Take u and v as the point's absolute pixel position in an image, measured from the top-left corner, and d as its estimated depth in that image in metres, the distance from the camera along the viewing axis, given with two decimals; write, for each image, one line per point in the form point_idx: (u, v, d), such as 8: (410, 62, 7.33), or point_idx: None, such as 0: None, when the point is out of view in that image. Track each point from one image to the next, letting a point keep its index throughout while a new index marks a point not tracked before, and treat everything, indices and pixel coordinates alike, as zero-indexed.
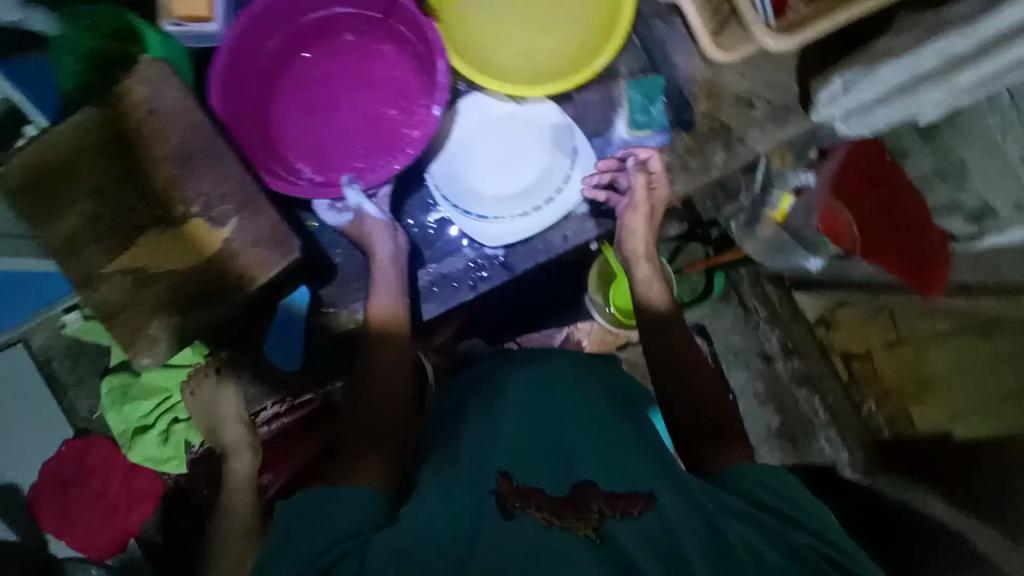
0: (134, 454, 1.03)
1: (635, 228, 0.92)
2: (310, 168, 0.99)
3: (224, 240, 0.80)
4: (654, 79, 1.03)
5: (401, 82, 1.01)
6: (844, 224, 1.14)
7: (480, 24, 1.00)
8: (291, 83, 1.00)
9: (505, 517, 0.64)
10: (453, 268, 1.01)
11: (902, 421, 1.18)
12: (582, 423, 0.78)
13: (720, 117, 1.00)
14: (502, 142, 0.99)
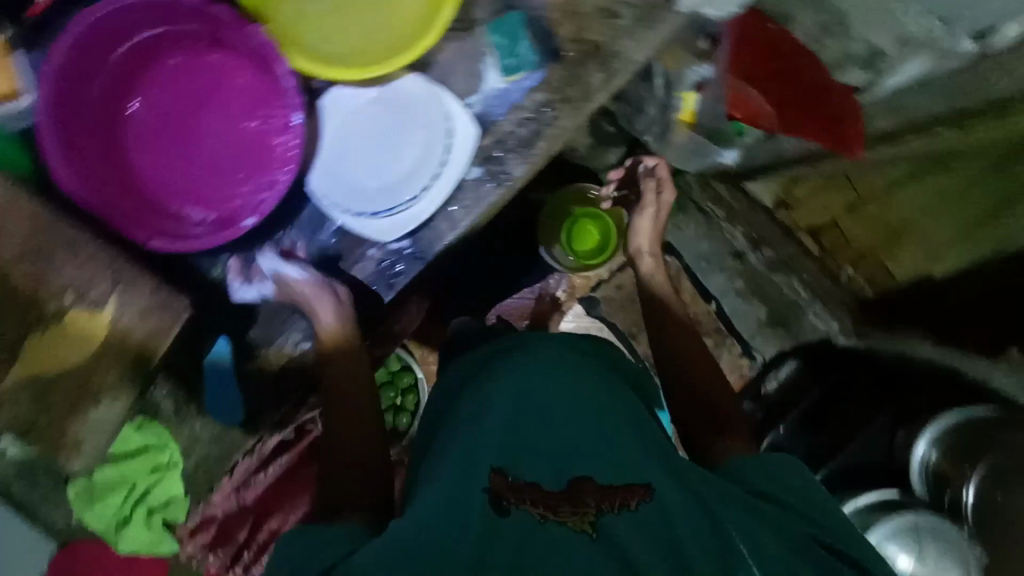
0: (125, 545, 1.21)
1: (646, 218, 1.25)
2: (195, 212, 0.95)
3: (110, 321, 0.82)
4: (510, 16, 0.96)
5: (248, 92, 0.95)
6: (757, 104, 1.08)
7: (310, 14, 0.94)
8: (137, 131, 0.94)
9: (500, 514, 0.67)
10: (367, 273, 0.98)
11: (880, 275, 1.59)
12: (575, 411, 0.81)
13: (588, 36, 0.95)
14: (373, 134, 0.94)
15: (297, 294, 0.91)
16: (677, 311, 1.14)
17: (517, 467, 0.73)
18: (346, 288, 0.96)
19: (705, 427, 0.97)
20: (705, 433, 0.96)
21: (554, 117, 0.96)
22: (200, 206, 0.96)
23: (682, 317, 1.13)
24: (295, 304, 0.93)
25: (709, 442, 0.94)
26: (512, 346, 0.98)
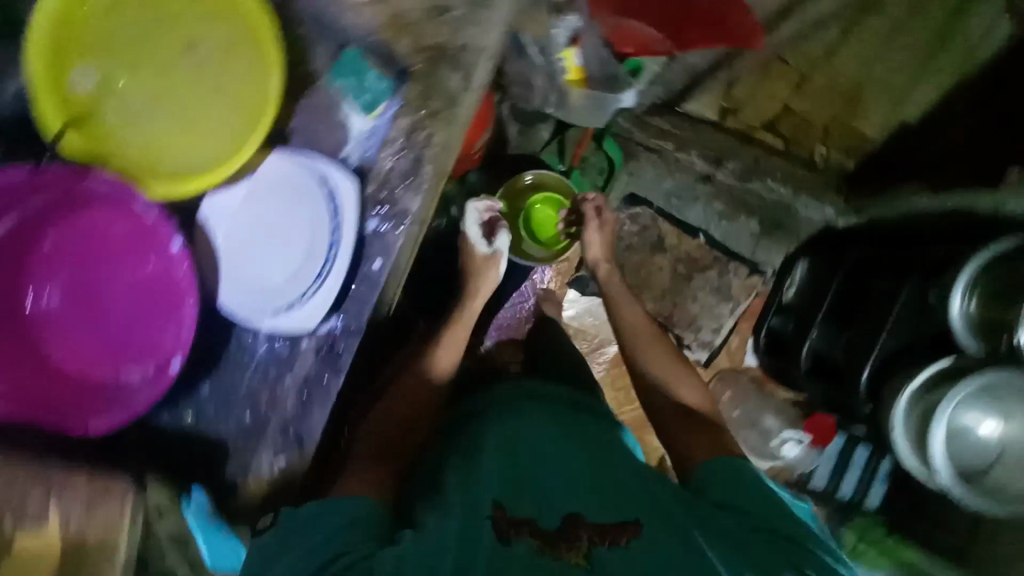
0: None
1: (590, 235, 1.38)
2: (134, 373, 0.91)
3: (60, 531, 0.83)
4: (347, 54, 0.91)
5: (128, 238, 0.89)
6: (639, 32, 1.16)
7: (153, 136, 0.88)
8: (46, 324, 0.91)
9: (502, 545, 0.79)
10: (309, 364, 0.94)
11: (853, 145, 1.58)
12: (570, 464, 0.94)
13: (426, 41, 0.88)
14: (262, 237, 0.91)
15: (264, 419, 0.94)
16: (634, 317, 1.29)
17: (516, 510, 0.85)
18: (294, 391, 0.94)
19: (682, 428, 1.09)
20: (676, 430, 1.09)
21: (428, 136, 0.91)
22: (136, 368, 0.92)
23: (642, 335, 1.27)
24: (253, 435, 0.95)
25: (685, 441, 1.05)
26: (495, 406, 1.09)
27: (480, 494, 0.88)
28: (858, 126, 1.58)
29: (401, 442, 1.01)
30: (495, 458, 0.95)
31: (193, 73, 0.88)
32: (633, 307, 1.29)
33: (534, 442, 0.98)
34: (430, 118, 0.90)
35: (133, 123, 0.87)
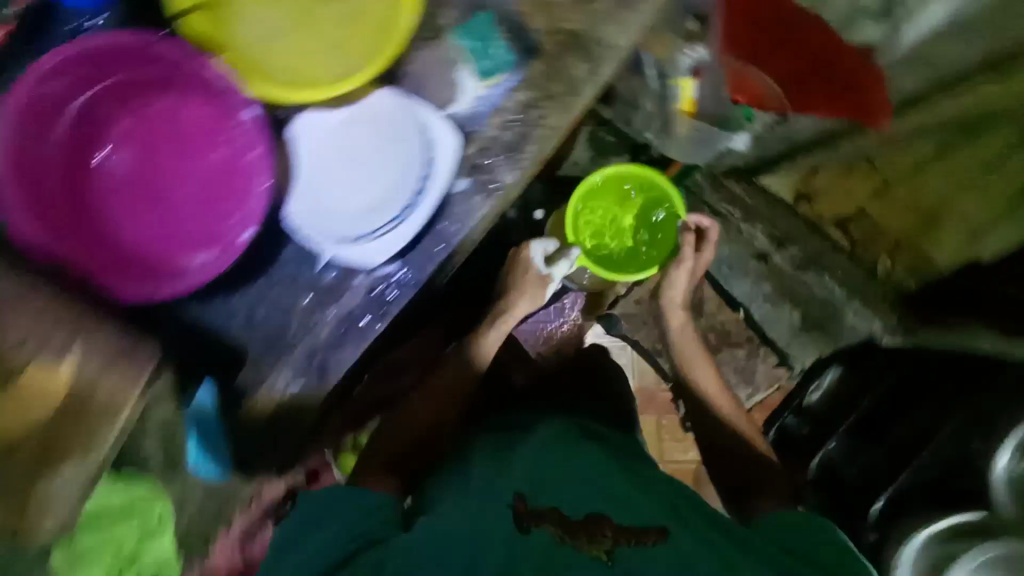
0: None
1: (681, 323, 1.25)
2: (195, 253, 0.89)
3: (69, 377, 0.80)
4: (481, 17, 0.90)
5: (196, 127, 0.88)
6: (759, 85, 1.20)
7: (265, 51, 0.86)
8: (94, 197, 0.88)
9: (522, 533, 0.76)
10: (354, 304, 0.94)
11: (920, 262, 1.28)
12: (592, 465, 0.89)
13: (564, 25, 0.90)
14: (333, 168, 0.90)
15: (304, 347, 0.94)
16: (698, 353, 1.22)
17: (540, 498, 0.82)
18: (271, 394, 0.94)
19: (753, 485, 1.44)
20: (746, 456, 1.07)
21: (542, 116, 0.92)
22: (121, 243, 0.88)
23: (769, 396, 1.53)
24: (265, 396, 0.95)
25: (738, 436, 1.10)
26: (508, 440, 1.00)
27: (509, 480, 0.85)
28: (925, 245, 1.26)
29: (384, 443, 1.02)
30: (495, 454, 0.95)
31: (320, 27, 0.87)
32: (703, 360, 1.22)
33: (570, 472, 0.88)
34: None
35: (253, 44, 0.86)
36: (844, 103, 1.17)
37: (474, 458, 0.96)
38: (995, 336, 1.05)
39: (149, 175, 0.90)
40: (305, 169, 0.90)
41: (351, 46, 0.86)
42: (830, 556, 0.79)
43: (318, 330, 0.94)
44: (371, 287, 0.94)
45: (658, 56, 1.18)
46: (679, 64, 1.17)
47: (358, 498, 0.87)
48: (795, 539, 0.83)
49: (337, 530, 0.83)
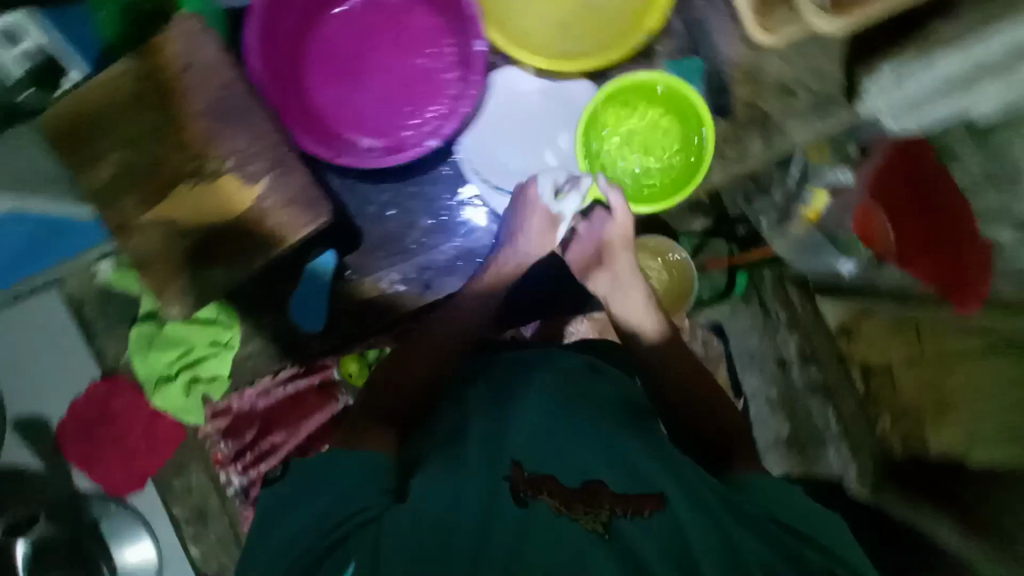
0: (158, 399, 1.03)
1: (642, 320, 0.85)
2: (366, 136, 0.97)
3: (255, 198, 0.80)
4: (692, 61, 1.00)
5: (412, 33, 0.97)
6: (879, 225, 1.02)
7: (516, 15, 0.96)
8: (313, 54, 0.96)
9: (520, 506, 0.57)
10: (478, 243, 1.03)
11: (916, 439, 1.00)
12: (574, 446, 0.65)
13: (760, 103, 0.98)
14: (509, 128, 0.99)
15: (418, 257, 1.03)
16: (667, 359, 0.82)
17: (540, 464, 0.62)
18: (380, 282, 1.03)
19: None
20: (720, 459, 0.73)
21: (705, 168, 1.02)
22: (317, 104, 0.96)
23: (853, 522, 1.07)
24: (364, 284, 1.03)
25: (703, 432, 0.76)
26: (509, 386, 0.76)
27: (507, 443, 0.65)
28: (928, 431, 0.98)
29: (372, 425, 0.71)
30: (494, 398, 0.75)
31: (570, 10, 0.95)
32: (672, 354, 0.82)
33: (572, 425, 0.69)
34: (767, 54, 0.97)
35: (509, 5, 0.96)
36: (934, 260, 0.97)
37: (470, 405, 0.74)
38: (954, 531, 0.88)
39: (358, 56, 0.97)
40: (490, 117, 0.99)
41: (591, 36, 0.96)
42: (772, 496, 0.65)
43: (435, 252, 1.04)
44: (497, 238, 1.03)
45: (809, 158, 1.03)
46: (826, 176, 1.02)
47: (357, 464, 0.64)
48: (756, 488, 0.66)
49: (337, 493, 0.62)
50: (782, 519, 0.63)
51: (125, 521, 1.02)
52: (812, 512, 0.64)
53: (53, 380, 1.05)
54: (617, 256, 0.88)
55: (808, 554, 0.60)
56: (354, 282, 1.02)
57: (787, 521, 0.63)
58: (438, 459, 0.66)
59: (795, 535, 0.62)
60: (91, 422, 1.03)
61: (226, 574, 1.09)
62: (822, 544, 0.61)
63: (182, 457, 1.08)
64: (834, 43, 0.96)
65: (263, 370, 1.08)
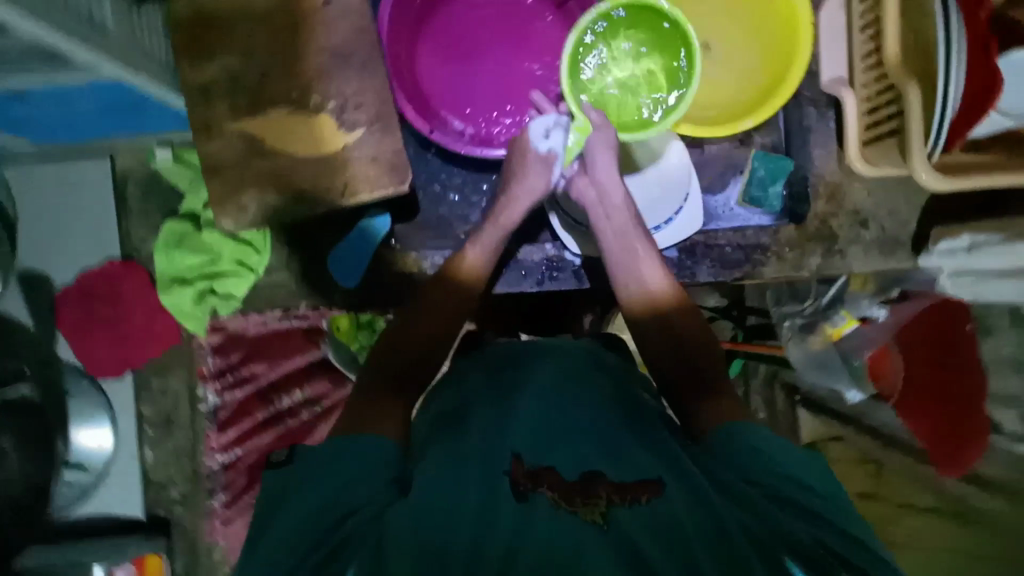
0: (167, 298, 1.01)
1: (642, 288, 0.74)
2: (458, 120, 0.95)
3: (344, 144, 0.80)
4: (784, 158, 0.99)
5: (535, 37, 0.96)
6: (894, 368, 0.96)
7: None
8: (436, 25, 0.94)
9: (519, 500, 0.52)
10: (528, 257, 0.99)
11: None
12: (569, 426, 0.60)
13: (831, 222, 1.02)
14: None
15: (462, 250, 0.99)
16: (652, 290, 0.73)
17: (541, 455, 0.57)
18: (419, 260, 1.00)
19: None
20: (686, 397, 0.68)
21: (762, 262, 1.03)
22: (424, 76, 0.94)
23: None
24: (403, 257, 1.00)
25: (692, 407, 0.67)
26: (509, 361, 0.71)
27: (507, 421, 0.60)
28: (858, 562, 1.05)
29: (383, 397, 0.64)
30: (490, 394, 0.66)
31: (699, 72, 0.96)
32: (657, 286, 0.74)
33: (567, 408, 0.62)
34: (853, 179, 1.01)
35: None
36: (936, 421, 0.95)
37: (471, 383, 0.69)
38: None
39: (479, 45, 0.95)
40: None
41: (710, 105, 0.95)
42: (766, 464, 0.57)
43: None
44: (546, 257, 0.99)
45: (850, 283, 1.04)
46: (861, 307, 1.00)
47: (370, 453, 0.58)
48: (742, 456, 0.58)
49: (329, 479, 0.56)
50: (769, 485, 0.56)
51: (90, 404, 1.02)
52: (807, 473, 0.57)
53: (72, 243, 1.04)
54: (611, 196, 0.78)
55: (808, 531, 0.53)
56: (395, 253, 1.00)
57: (776, 490, 0.56)
58: (438, 448, 0.60)
59: (791, 510, 0.55)
60: (95, 296, 1.02)
61: (170, 487, 1.07)
62: (816, 513, 0.54)
63: (169, 360, 1.06)
64: (917, 192, 1.01)
65: (275, 303, 1.05)
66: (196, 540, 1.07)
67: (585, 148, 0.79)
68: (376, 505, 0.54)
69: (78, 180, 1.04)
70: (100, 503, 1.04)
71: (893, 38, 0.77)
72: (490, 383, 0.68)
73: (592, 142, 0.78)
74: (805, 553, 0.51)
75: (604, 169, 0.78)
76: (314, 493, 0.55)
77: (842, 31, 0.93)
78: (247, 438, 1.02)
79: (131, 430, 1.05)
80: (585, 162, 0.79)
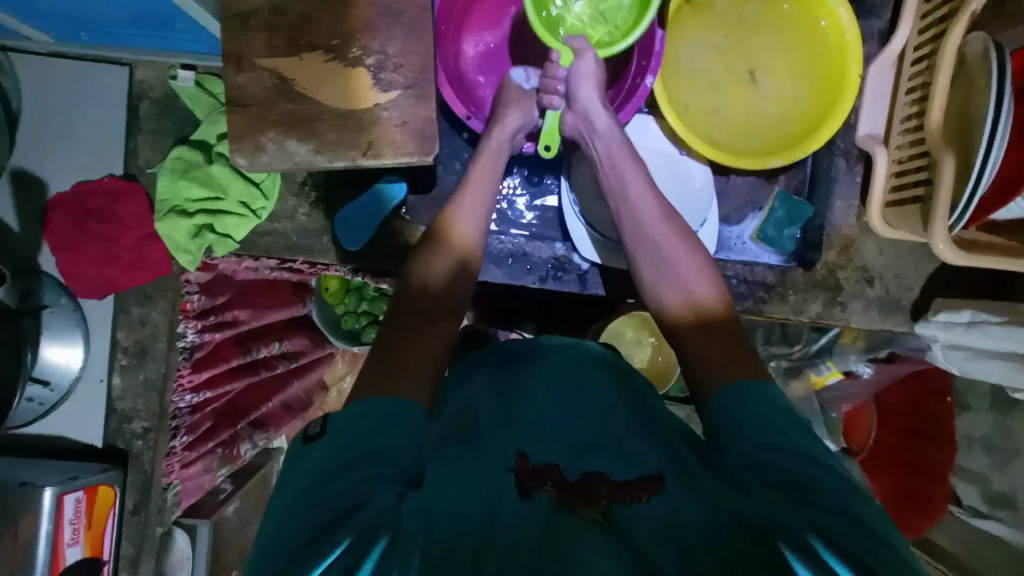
0: (162, 226, 0.97)
1: (691, 268, 0.70)
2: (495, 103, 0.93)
3: (376, 103, 0.78)
4: (804, 205, 1.00)
5: None
6: (865, 425, 1.09)
7: (690, 81, 0.95)
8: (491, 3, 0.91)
9: (521, 497, 0.52)
10: (536, 253, 0.98)
11: None
12: (572, 420, 0.61)
13: (839, 274, 1.02)
14: None
15: None
16: (650, 215, 0.73)
17: (545, 452, 0.57)
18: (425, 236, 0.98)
19: None
20: (687, 339, 0.65)
21: (765, 302, 1.02)
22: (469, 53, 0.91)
23: None
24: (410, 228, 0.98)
25: (690, 353, 0.65)
26: (513, 361, 0.72)
27: (514, 422, 0.61)
28: None
29: (409, 350, 0.62)
30: (497, 392, 0.67)
31: (743, 104, 0.95)
32: (646, 204, 0.74)
33: (566, 406, 0.63)
34: (867, 236, 1.02)
35: (687, 70, 0.95)
36: (898, 480, 1.03)
37: (477, 380, 0.70)
38: None
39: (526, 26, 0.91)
40: None
41: (747, 135, 0.94)
42: (767, 432, 0.55)
43: (491, 238, 0.98)
44: (555, 258, 0.98)
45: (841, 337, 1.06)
46: (848, 361, 1.05)
47: (395, 415, 0.55)
48: (739, 425, 0.56)
49: (331, 450, 0.53)
50: (769, 463, 0.53)
51: (66, 320, 1.00)
52: (812, 448, 0.54)
53: (75, 152, 1.00)
54: (596, 120, 0.79)
55: (805, 518, 0.49)
56: (402, 224, 0.97)
57: (780, 473, 0.52)
58: (445, 437, 0.61)
59: (793, 497, 0.51)
60: (89, 210, 0.98)
61: (133, 417, 1.04)
62: (820, 491, 0.50)
63: (154, 289, 1.03)
64: (926, 260, 1.02)
65: (272, 252, 1.02)
66: (151, 477, 1.05)
67: (568, 74, 0.80)
68: (388, 500, 0.51)
69: (94, 88, 1.00)
70: (61, 420, 1.02)
71: (938, 110, 0.79)
72: (499, 383, 0.69)
73: (576, 69, 0.79)
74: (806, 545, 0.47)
75: (586, 92, 0.79)
76: (320, 473, 0.52)
77: (888, 90, 0.94)
78: (221, 382, 0.99)
79: (103, 354, 1.03)
80: (571, 97, 0.81)
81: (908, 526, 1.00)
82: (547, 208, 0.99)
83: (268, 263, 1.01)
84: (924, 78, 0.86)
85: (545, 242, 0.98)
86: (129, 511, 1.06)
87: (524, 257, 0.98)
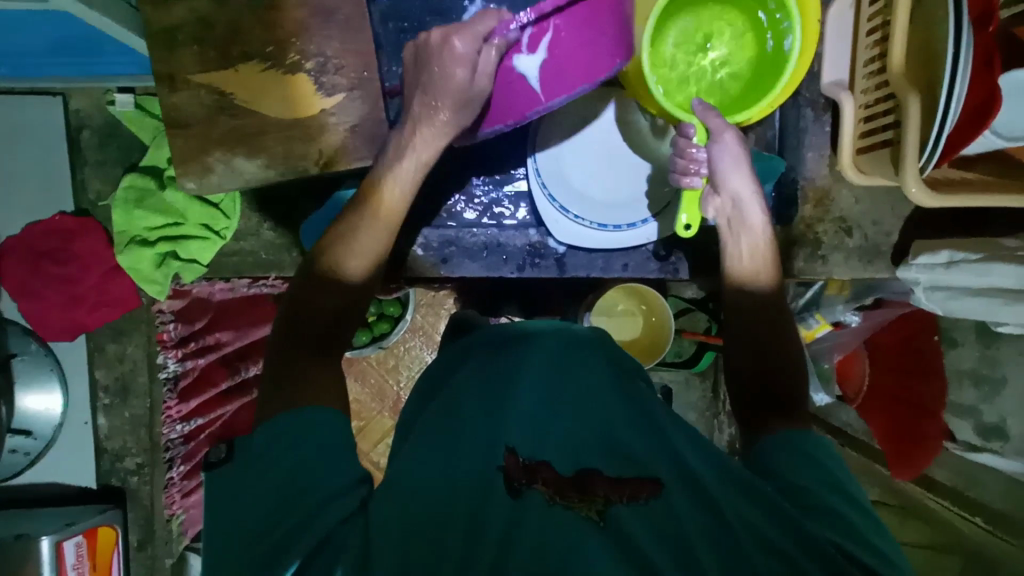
0: (124, 258, 0.94)
1: (753, 243, 0.71)
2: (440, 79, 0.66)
3: (323, 109, 0.75)
4: (775, 160, 0.95)
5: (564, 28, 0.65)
6: (858, 370, 1.09)
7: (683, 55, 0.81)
8: None
9: (512, 497, 0.51)
10: (511, 242, 0.97)
11: None
12: (579, 422, 0.59)
13: (816, 226, 1.02)
14: (590, 145, 0.91)
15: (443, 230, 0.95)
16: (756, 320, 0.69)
17: (535, 448, 0.56)
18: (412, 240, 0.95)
19: None
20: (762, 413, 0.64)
21: None
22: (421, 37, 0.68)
23: None
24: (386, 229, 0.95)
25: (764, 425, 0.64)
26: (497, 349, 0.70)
27: (505, 419, 0.58)
28: None
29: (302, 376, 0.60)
30: (485, 387, 0.64)
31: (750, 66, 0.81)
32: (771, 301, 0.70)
33: (575, 404, 0.61)
34: (842, 183, 1.01)
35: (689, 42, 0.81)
36: (890, 422, 1.02)
37: (460, 375, 0.68)
38: None
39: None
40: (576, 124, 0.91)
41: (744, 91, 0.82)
42: (816, 470, 0.58)
43: (463, 231, 0.96)
44: (530, 244, 0.97)
45: (827, 288, 1.08)
46: (835, 312, 1.05)
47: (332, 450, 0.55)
48: (780, 459, 0.59)
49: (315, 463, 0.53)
50: (803, 486, 0.56)
51: (39, 367, 0.97)
52: (843, 479, 0.58)
53: (20, 193, 0.97)
54: (746, 212, 0.71)
55: (836, 536, 0.52)
56: None
57: (810, 495, 0.56)
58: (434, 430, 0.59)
59: (819, 517, 0.54)
60: (43, 251, 0.94)
61: (124, 455, 1.03)
62: (844, 519, 0.54)
63: (127, 323, 1.01)
64: (902, 202, 1.01)
65: (242, 272, 0.99)
66: (153, 511, 1.04)
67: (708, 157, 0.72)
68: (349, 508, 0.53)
69: (29, 123, 0.96)
70: (50, 467, 1.00)
71: (899, 51, 0.77)
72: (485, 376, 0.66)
73: (716, 153, 0.71)
74: (826, 557, 0.50)
75: (738, 180, 0.71)
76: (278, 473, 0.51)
77: (848, 33, 0.92)
78: (212, 407, 0.98)
79: (84, 395, 1.01)
80: (715, 180, 0.72)
81: (896, 463, 0.99)
82: (519, 194, 0.96)
83: (244, 281, 0.99)
84: (883, 17, 0.84)
85: (519, 230, 0.96)
86: (134, 548, 1.04)
87: (497, 247, 0.96)
